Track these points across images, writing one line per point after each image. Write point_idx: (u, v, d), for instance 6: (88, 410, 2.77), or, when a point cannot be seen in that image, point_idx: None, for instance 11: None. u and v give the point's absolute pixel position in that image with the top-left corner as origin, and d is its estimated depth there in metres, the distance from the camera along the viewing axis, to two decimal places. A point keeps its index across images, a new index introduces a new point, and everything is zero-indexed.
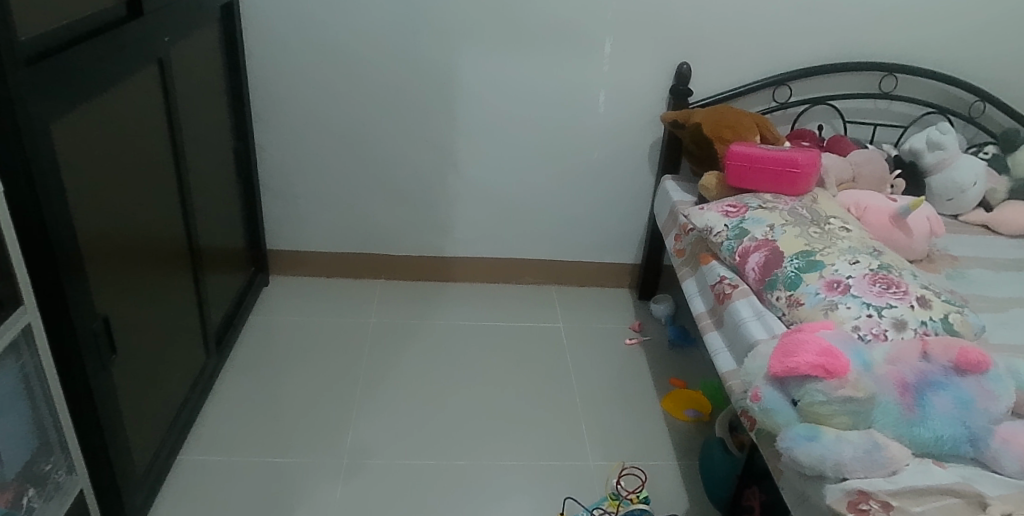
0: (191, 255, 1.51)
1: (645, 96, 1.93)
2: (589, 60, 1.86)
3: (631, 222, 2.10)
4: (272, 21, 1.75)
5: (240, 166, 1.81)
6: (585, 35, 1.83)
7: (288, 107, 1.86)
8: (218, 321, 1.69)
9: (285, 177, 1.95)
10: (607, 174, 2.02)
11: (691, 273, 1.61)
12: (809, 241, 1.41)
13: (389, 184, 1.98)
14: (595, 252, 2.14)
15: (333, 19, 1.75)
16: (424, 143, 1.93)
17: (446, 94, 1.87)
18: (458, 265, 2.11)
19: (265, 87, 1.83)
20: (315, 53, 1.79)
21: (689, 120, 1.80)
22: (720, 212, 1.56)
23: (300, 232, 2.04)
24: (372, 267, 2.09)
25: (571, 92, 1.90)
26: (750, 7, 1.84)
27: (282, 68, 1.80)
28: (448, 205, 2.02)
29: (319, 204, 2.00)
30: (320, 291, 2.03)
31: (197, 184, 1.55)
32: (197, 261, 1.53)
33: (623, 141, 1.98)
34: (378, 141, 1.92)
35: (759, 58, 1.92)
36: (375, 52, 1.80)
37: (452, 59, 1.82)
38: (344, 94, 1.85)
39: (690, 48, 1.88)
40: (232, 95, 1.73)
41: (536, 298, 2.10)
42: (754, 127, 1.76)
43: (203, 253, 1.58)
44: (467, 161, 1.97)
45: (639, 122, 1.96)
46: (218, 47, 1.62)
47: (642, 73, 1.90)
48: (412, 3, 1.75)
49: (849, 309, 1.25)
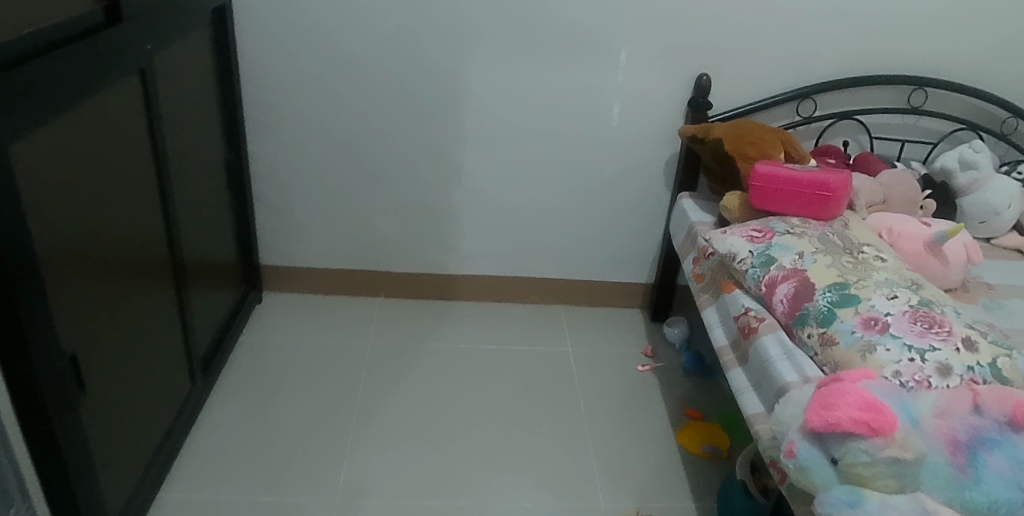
0: (175, 277, 1.41)
1: (661, 108, 1.82)
2: (604, 70, 1.76)
3: (644, 240, 1.99)
4: (268, 25, 1.64)
5: (232, 178, 1.71)
6: (600, 43, 1.73)
7: (284, 115, 1.75)
8: (205, 344, 1.58)
9: (280, 189, 1.85)
10: (620, 189, 1.92)
11: (712, 300, 1.50)
12: (842, 271, 1.31)
13: (390, 198, 1.87)
14: (605, 271, 2.02)
15: (333, 23, 1.65)
16: (427, 155, 1.83)
17: (452, 103, 1.76)
18: (461, 283, 2.00)
19: (260, 94, 1.72)
20: (314, 59, 1.68)
21: (709, 135, 1.70)
22: (744, 237, 1.45)
23: (295, 247, 1.93)
24: (370, 284, 1.99)
25: (583, 104, 1.80)
26: (774, 15, 1.74)
27: (277, 73, 1.70)
28: (452, 220, 1.92)
29: (316, 219, 1.89)
30: (315, 310, 1.92)
31: (184, 200, 1.45)
32: (182, 282, 1.43)
33: (637, 156, 1.88)
34: (380, 153, 1.81)
35: (782, 70, 1.82)
36: (377, 59, 1.69)
37: (459, 67, 1.72)
38: (344, 103, 1.74)
39: (710, 58, 1.78)
40: (224, 105, 1.62)
41: (542, 319, 1.99)
42: (778, 145, 1.66)
43: (189, 272, 1.48)
44: (473, 175, 1.86)
45: (655, 135, 1.85)
46: (209, 52, 1.52)
47: (660, 84, 1.80)
48: (417, 6, 1.64)
49: (888, 351, 1.14)
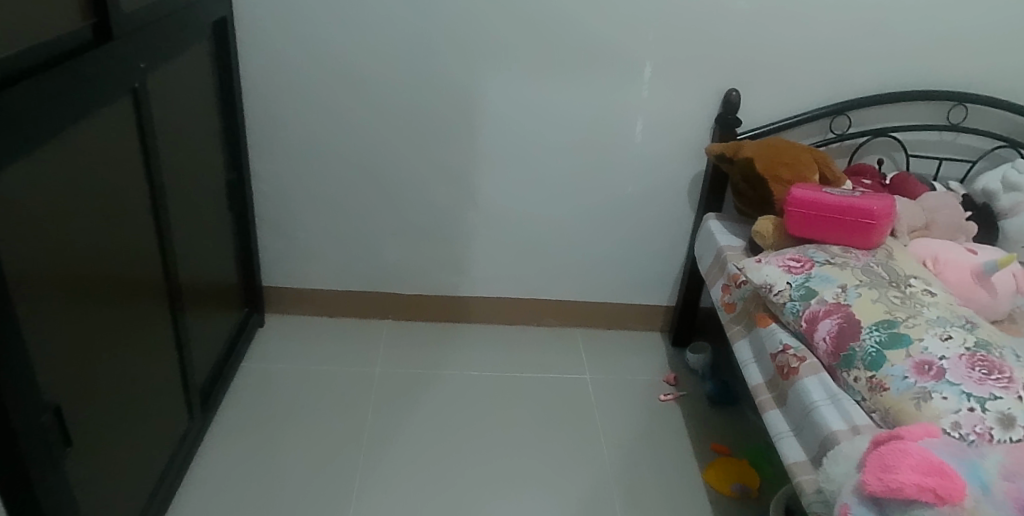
0: (171, 309, 1.33)
1: (686, 124, 1.74)
2: (626, 84, 1.68)
3: (666, 262, 1.89)
4: (273, 38, 1.56)
5: (234, 198, 1.64)
6: (621, 57, 1.64)
7: (291, 129, 1.67)
8: (204, 375, 1.50)
9: (285, 207, 1.77)
10: (642, 209, 1.82)
11: (745, 333, 1.41)
12: (890, 307, 1.21)
13: (400, 217, 1.79)
14: (624, 293, 1.93)
15: (343, 35, 1.56)
16: (439, 173, 1.74)
17: (464, 119, 1.68)
18: (473, 305, 1.91)
19: (265, 109, 1.64)
20: (320, 73, 1.60)
21: (738, 154, 1.61)
22: (781, 267, 1.36)
23: (300, 266, 1.85)
24: (378, 306, 1.90)
25: (604, 119, 1.71)
26: (807, 28, 1.65)
27: (284, 86, 1.62)
28: (464, 240, 1.83)
29: (322, 238, 1.81)
30: (321, 334, 1.83)
31: (181, 224, 1.36)
32: (179, 313, 1.35)
33: (660, 174, 1.79)
34: (389, 170, 1.73)
35: (815, 86, 1.73)
36: (387, 73, 1.61)
37: (473, 81, 1.63)
38: (352, 118, 1.66)
39: (740, 73, 1.69)
40: (224, 124, 1.57)
41: (558, 343, 1.89)
42: (813, 166, 1.58)
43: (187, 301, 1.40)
44: (487, 194, 1.77)
45: (679, 153, 1.77)
46: (208, 69, 1.45)
47: (686, 100, 1.71)
48: (431, 17, 1.56)
49: (946, 400, 1.04)
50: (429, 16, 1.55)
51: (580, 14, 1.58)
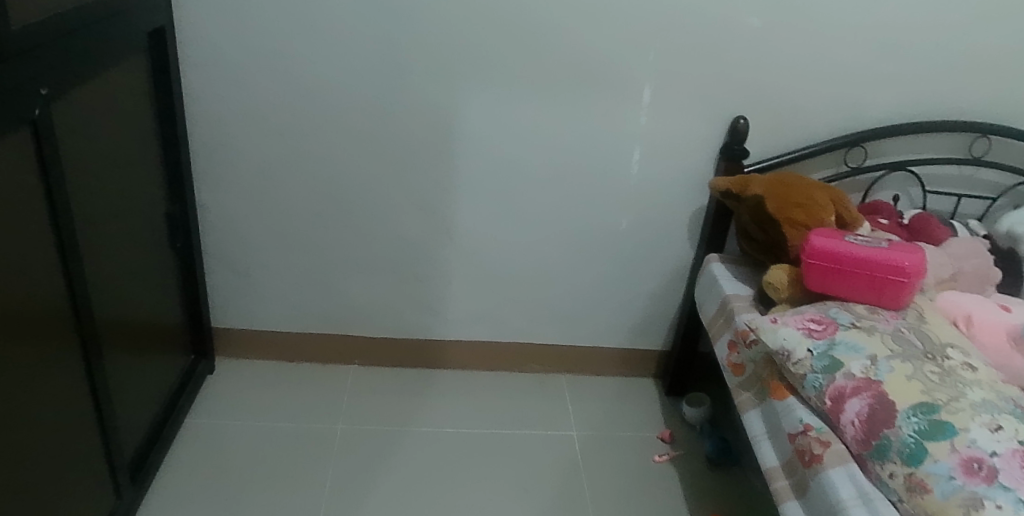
0: (90, 377, 1.10)
1: (688, 154, 1.57)
2: (624, 109, 1.50)
3: (662, 303, 1.72)
4: (221, 49, 1.36)
5: (174, 235, 1.43)
6: (619, 78, 1.47)
7: (243, 153, 1.47)
8: (135, 442, 1.30)
9: (234, 241, 1.57)
10: (636, 246, 1.65)
11: (756, 402, 1.25)
12: (927, 386, 1.05)
13: (367, 253, 1.60)
14: (614, 336, 1.75)
15: (304, 48, 1.37)
16: (411, 205, 1.55)
17: (441, 144, 1.49)
18: (447, 349, 1.72)
19: (212, 130, 1.44)
20: (276, 91, 1.41)
21: (747, 192, 1.45)
22: (800, 330, 1.19)
23: (255, 305, 1.64)
24: (342, 350, 1.70)
25: (598, 147, 1.54)
26: (825, 51, 1.49)
27: (235, 104, 1.42)
28: (440, 277, 1.64)
29: (280, 275, 1.61)
30: (276, 383, 1.63)
31: (103, 275, 1.15)
32: (102, 383, 1.13)
33: (657, 208, 1.62)
34: (355, 201, 1.54)
35: (829, 114, 1.57)
36: (353, 92, 1.42)
37: (452, 102, 1.45)
38: (313, 142, 1.47)
39: (748, 100, 1.53)
40: (164, 154, 1.36)
41: (541, 392, 1.71)
42: (830, 205, 1.42)
43: (111, 364, 1.19)
44: (464, 228, 1.59)
45: (679, 186, 1.60)
46: (141, 89, 1.25)
47: (688, 127, 1.54)
48: (405, 30, 1.36)
49: (1001, 509, 0.87)
50: (402, 26, 1.36)
51: (573, 29, 1.40)
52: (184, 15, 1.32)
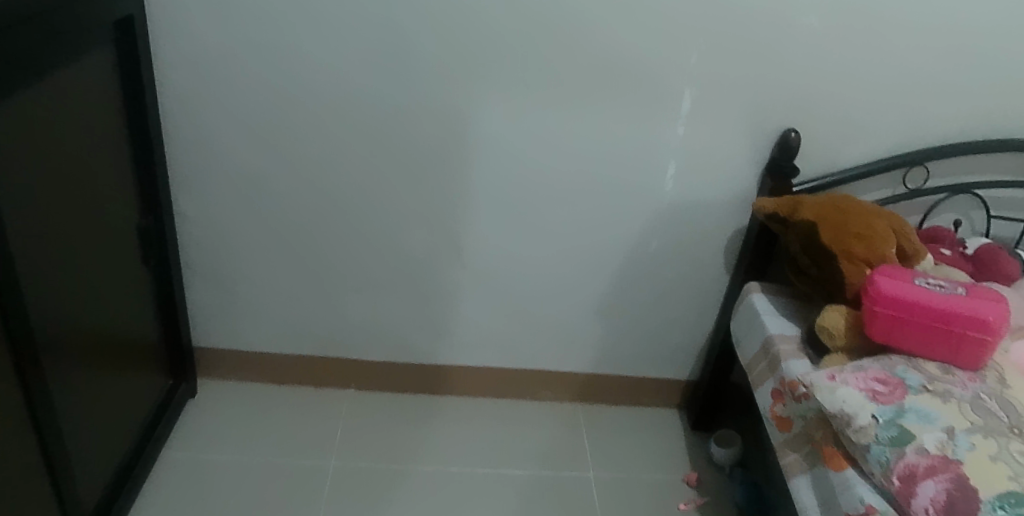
0: (39, 434, 0.95)
1: (727, 171, 1.40)
2: (659, 118, 1.33)
3: (690, 332, 1.56)
4: (202, 41, 1.18)
5: (147, 252, 1.28)
6: (656, 85, 1.29)
7: (228, 157, 1.30)
8: (97, 489, 1.15)
9: (216, 254, 1.41)
10: (665, 270, 1.49)
11: (806, 467, 1.10)
12: (1017, 472, 0.90)
13: (365, 271, 1.44)
14: (635, 365, 1.60)
15: (298, 41, 1.19)
16: (415, 220, 1.39)
17: (452, 153, 1.32)
18: (452, 375, 1.57)
19: (193, 131, 1.27)
20: (266, 89, 1.23)
21: (797, 216, 1.29)
22: (863, 391, 1.03)
23: (241, 323, 1.49)
24: (337, 372, 1.55)
25: (628, 160, 1.37)
26: (892, 59, 1.31)
27: (219, 103, 1.25)
28: (446, 298, 1.48)
29: (270, 291, 1.46)
30: (263, 410, 1.49)
31: (54, 311, 0.98)
32: (54, 436, 0.98)
33: (691, 228, 1.45)
34: (353, 213, 1.38)
35: (890, 129, 1.39)
36: (354, 92, 1.25)
37: (466, 107, 1.28)
38: (306, 147, 1.30)
39: (799, 112, 1.35)
40: (135, 162, 1.21)
41: (554, 425, 1.57)
42: (891, 236, 1.25)
43: (64, 413, 1.03)
44: (475, 246, 1.43)
45: (716, 205, 1.43)
46: (105, 89, 1.08)
47: (730, 140, 1.37)
48: (414, 24, 1.19)
49: None
50: (411, 19, 1.18)
51: (606, 26, 1.22)
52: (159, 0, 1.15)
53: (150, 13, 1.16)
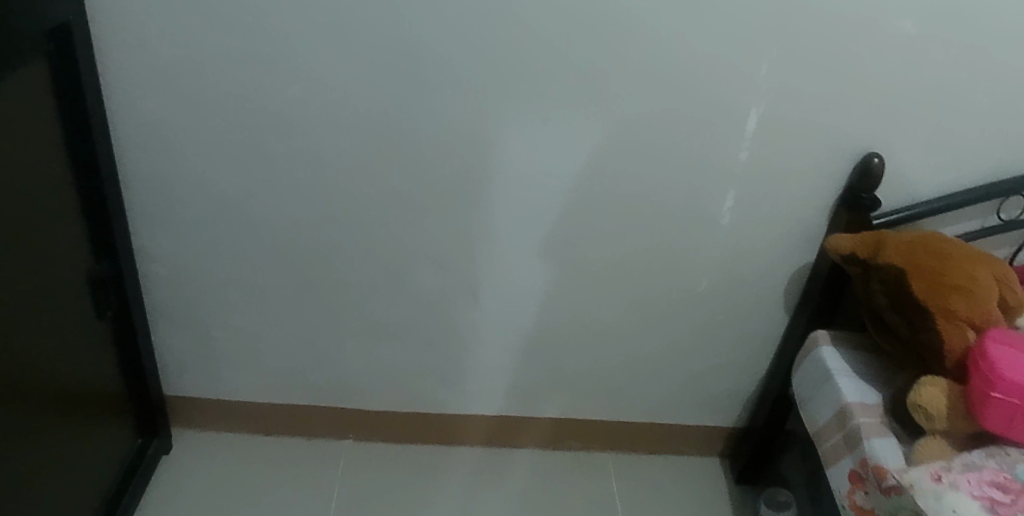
0: None
1: (796, 202, 1.19)
2: (718, 141, 1.12)
3: (740, 378, 1.37)
4: (165, 53, 0.98)
5: (102, 301, 1.10)
6: (715, 102, 1.08)
7: (203, 182, 1.12)
8: None
9: (191, 295, 1.23)
10: (716, 312, 1.29)
11: None
12: None
13: (366, 313, 1.26)
14: (674, 412, 1.42)
15: (280, 52, 0.98)
16: (423, 257, 1.21)
17: (467, 183, 1.13)
18: (467, 425, 1.39)
19: (162, 157, 1.09)
20: (242, 108, 1.04)
21: (881, 260, 1.09)
22: (979, 500, 0.84)
23: (226, 369, 1.31)
24: (338, 423, 1.37)
25: (676, 189, 1.16)
26: (1002, 73, 1.08)
27: (191, 123, 1.05)
28: (460, 341, 1.30)
29: (258, 334, 1.27)
30: (251, 468, 1.32)
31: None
32: None
33: (746, 266, 1.25)
34: (355, 248, 1.19)
35: (988, 153, 1.18)
36: (353, 112, 1.05)
37: (488, 128, 1.08)
38: (297, 175, 1.11)
39: (884, 135, 1.14)
40: (80, 199, 1.03)
41: (581, 481, 1.39)
42: (994, 289, 1.05)
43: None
44: (494, 285, 1.24)
45: (779, 242, 1.22)
46: (39, 116, 0.88)
47: (801, 167, 1.16)
48: (420, 31, 0.97)
49: None
50: (422, 27, 0.97)
51: (660, 34, 1.00)
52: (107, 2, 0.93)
53: (98, 18, 0.95)
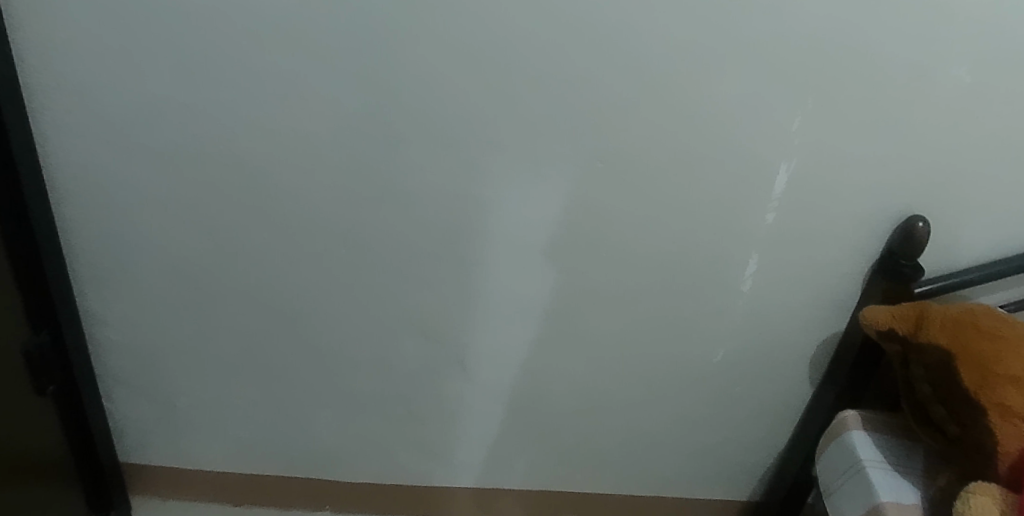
0: None
1: (826, 270, 1.06)
2: (743, 204, 0.99)
3: (755, 452, 1.25)
4: (105, 105, 0.85)
5: (43, 375, 0.99)
6: (737, 160, 0.94)
7: (158, 245, 0.99)
8: None
9: (149, 360, 1.11)
10: (732, 384, 1.17)
11: None
12: None
13: (344, 380, 1.14)
14: (681, 484, 1.31)
15: (237, 105, 0.86)
16: (406, 324, 1.08)
17: (454, 247, 1.01)
18: (453, 497, 1.32)
19: (109, 217, 0.96)
20: (197, 165, 0.91)
21: (925, 339, 0.96)
22: None
23: (194, 436, 1.21)
24: (316, 493, 1.31)
25: (693, 253, 1.03)
26: None
27: (141, 183, 0.93)
28: (448, 410, 1.18)
29: (226, 401, 1.16)
30: None
31: None
32: None
33: (767, 337, 1.12)
34: (331, 313, 1.07)
35: None
36: (323, 170, 0.92)
37: (476, 188, 0.95)
38: (263, 236, 0.99)
39: (930, 197, 1.00)
40: (12, 268, 0.91)
41: None
42: None
43: None
44: (485, 354, 1.12)
45: (805, 311, 1.09)
46: None
47: (834, 232, 1.02)
48: (396, 81, 0.84)
49: None
50: (401, 76, 0.84)
51: (673, 85, 0.87)
52: (35, 49, 0.80)
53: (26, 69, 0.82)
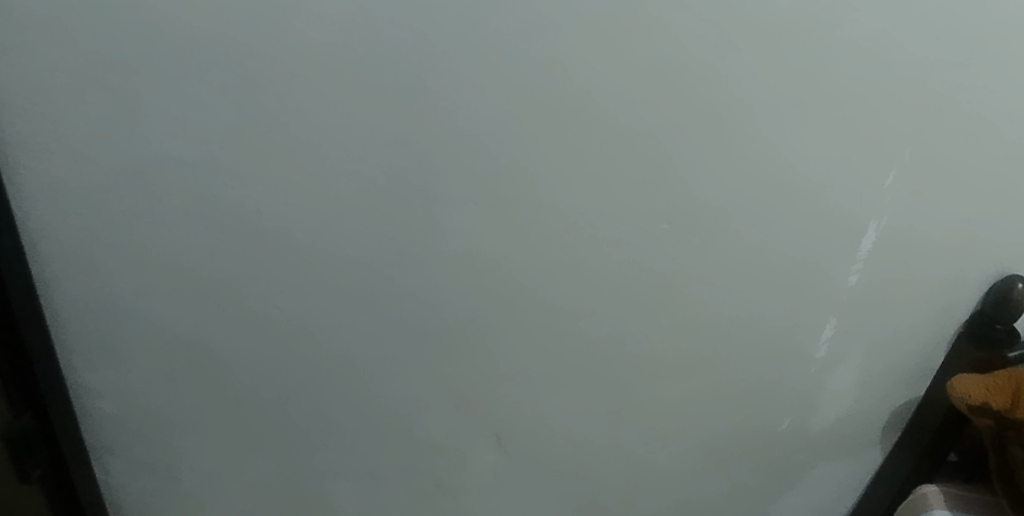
0: None
1: (907, 337, 0.95)
2: (824, 268, 0.87)
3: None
4: (95, 166, 0.75)
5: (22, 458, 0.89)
6: (821, 220, 0.82)
7: (157, 315, 0.88)
8: None
9: (150, 434, 1.00)
10: (793, 454, 1.07)
11: None
12: None
13: (370, 451, 1.04)
14: None
15: (252, 166, 0.75)
16: (439, 394, 0.97)
17: (495, 315, 0.90)
18: None
19: (102, 287, 0.85)
20: (205, 230, 0.80)
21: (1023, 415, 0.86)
22: None
23: (202, 506, 1.11)
24: None
25: (763, 321, 0.92)
26: None
27: (140, 252, 0.82)
28: (483, 480, 1.08)
29: (237, 472, 1.06)
30: None
31: None
32: None
33: (835, 405, 1.01)
34: (353, 382, 0.96)
35: None
36: (350, 235, 0.81)
37: (522, 253, 0.84)
38: (279, 305, 0.88)
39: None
40: None
41: None
42: None
43: None
44: (525, 424, 1.01)
45: (879, 380, 0.99)
46: None
47: (920, 296, 0.91)
48: (434, 139, 0.74)
49: None
50: (440, 134, 0.73)
51: (752, 140, 0.75)
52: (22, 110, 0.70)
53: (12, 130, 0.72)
